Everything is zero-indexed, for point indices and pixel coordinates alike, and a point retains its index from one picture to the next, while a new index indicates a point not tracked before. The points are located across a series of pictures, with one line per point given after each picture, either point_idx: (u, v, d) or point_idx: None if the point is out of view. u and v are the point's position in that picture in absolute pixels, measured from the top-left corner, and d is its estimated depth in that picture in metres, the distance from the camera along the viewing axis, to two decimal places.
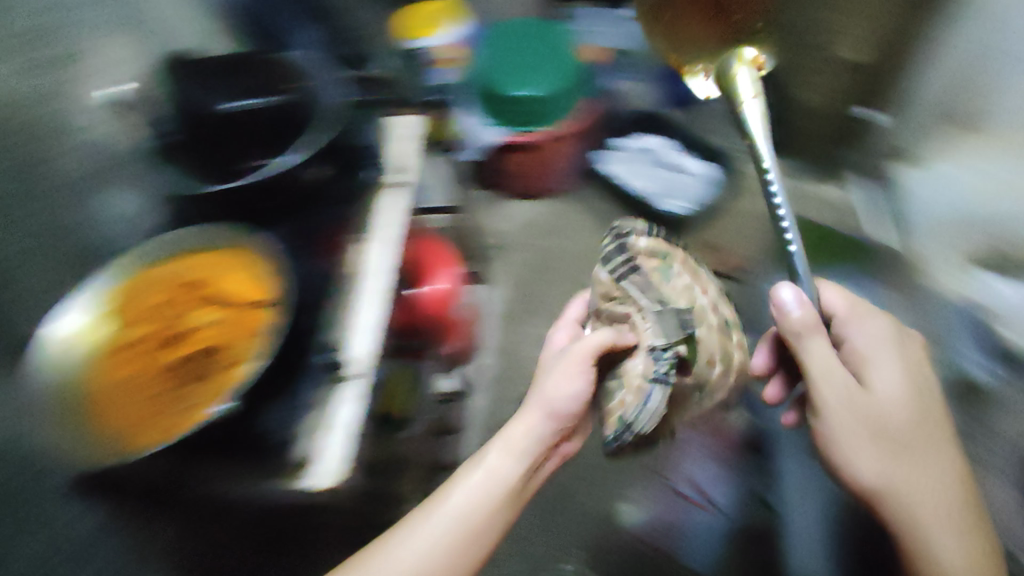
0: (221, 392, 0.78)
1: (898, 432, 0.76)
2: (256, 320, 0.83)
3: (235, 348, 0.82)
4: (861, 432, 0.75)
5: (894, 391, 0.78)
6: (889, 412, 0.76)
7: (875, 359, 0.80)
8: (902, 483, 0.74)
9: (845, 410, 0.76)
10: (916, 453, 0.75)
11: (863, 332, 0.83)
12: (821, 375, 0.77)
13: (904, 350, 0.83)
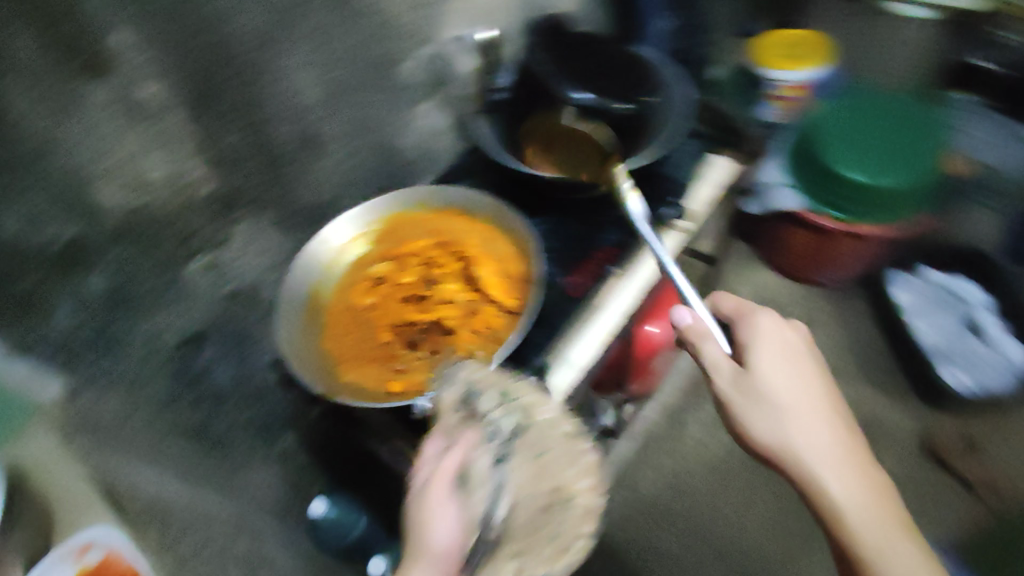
0: (456, 354, 0.82)
1: (792, 378, 0.84)
2: (515, 287, 0.87)
3: (480, 313, 0.86)
4: (766, 418, 0.82)
5: (823, 420, 0.83)
6: (805, 433, 0.82)
7: (784, 358, 0.85)
8: (843, 500, 0.80)
9: (762, 419, 0.82)
10: (796, 374, 0.84)
11: (755, 333, 0.87)
12: (732, 391, 0.84)
13: (811, 352, 0.89)
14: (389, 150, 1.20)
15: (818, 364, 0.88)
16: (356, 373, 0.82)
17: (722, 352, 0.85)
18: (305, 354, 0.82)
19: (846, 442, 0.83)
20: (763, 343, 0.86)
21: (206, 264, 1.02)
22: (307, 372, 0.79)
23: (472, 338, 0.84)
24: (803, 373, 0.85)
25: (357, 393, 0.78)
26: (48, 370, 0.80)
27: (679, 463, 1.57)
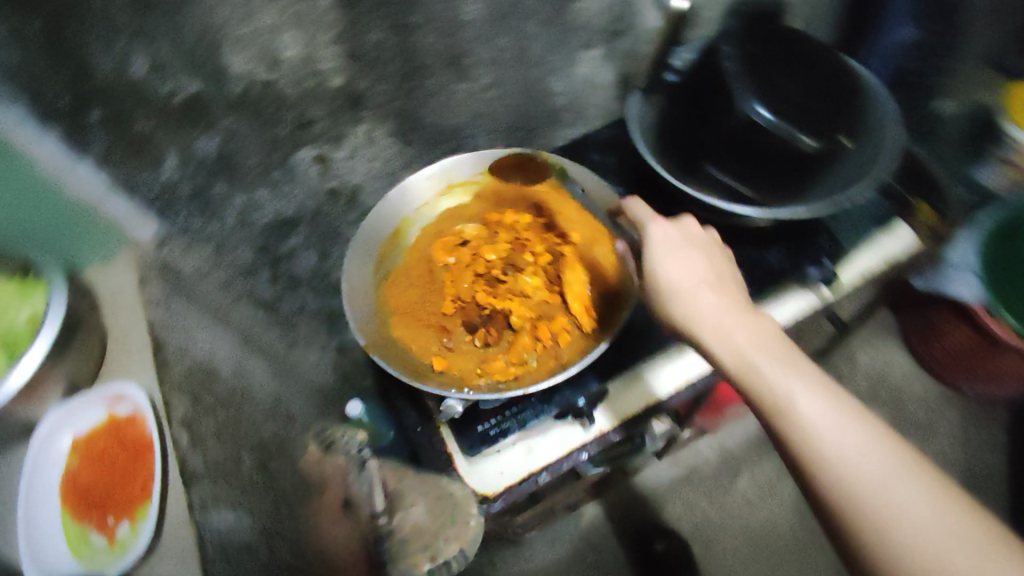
0: (510, 357, 0.75)
1: (709, 288, 0.66)
2: (597, 304, 0.78)
3: (552, 320, 0.78)
4: (696, 317, 0.64)
5: (758, 342, 0.61)
6: (749, 347, 0.61)
7: (683, 247, 0.69)
8: (749, 356, 0.60)
9: (690, 315, 0.64)
10: (716, 287, 0.66)
11: (678, 229, 0.70)
12: (670, 289, 0.66)
13: (721, 258, 0.70)
14: (532, 93, 1.09)
15: (723, 282, 0.67)
16: (406, 336, 0.77)
17: (665, 253, 0.68)
18: (365, 291, 0.79)
19: (856, 413, 0.55)
20: (688, 246, 0.69)
21: (315, 156, 0.97)
22: (362, 315, 0.76)
23: (532, 346, 0.76)
24: (729, 296, 0.66)
25: (396, 357, 0.74)
26: (144, 211, 0.85)
27: (714, 511, 1.42)
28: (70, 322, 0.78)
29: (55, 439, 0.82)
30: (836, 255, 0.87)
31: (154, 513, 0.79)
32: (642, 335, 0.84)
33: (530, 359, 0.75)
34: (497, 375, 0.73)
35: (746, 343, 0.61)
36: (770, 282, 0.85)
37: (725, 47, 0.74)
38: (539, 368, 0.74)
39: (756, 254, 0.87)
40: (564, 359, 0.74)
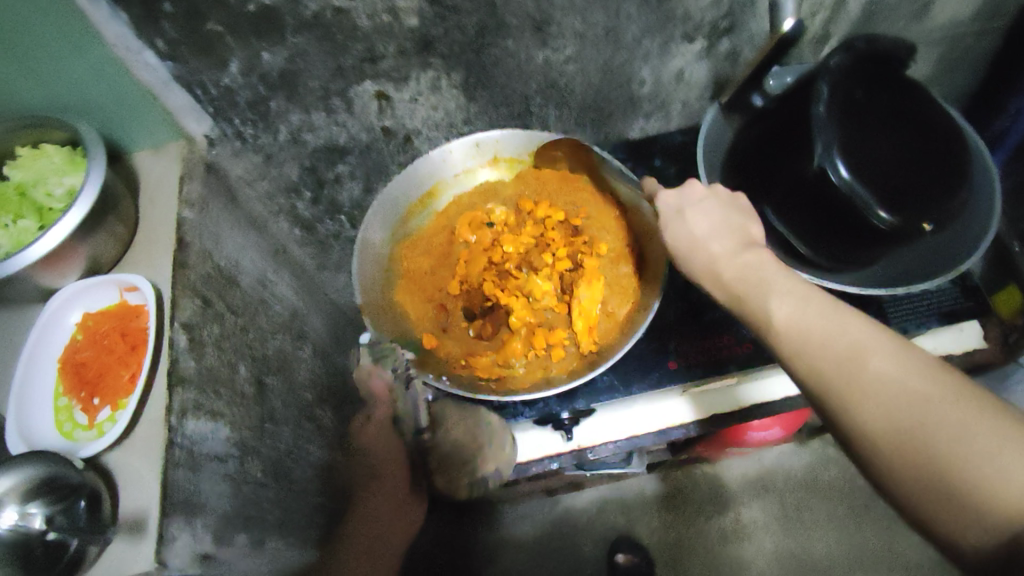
0: (498, 356, 0.80)
1: (714, 234, 0.67)
2: (596, 328, 0.80)
3: (549, 329, 0.81)
4: (697, 263, 0.67)
5: (759, 270, 0.62)
6: (739, 279, 0.63)
7: (693, 206, 0.70)
8: (799, 319, 0.57)
9: (689, 260, 0.68)
10: (723, 231, 0.67)
11: (679, 195, 0.72)
12: (677, 245, 0.69)
13: (739, 208, 0.71)
14: (617, 75, 1.00)
15: (744, 230, 0.68)
16: (412, 308, 0.87)
17: (666, 219, 0.71)
18: (383, 258, 0.88)
19: (863, 324, 0.54)
20: (703, 203, 0.70)
21: (375, 92, 0.93)
22: (371, 278, 0.86)
23: (520, 351, 0.80)
24: (739, 240, 0.67)
25: (391, 329, 0.83)
26: (203, 109, 0.88)
27: (688, 535, 1.38)
28: (102, 199, 0.74)
29: (65, 312, 0.75)
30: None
31: (135, 405, 0.69)
32: (646, 366, 0.82)
33: (516, 364, 0.80)
34: (480, 370, 0.80)
35: (740, 274, 0.63)
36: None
37: (821, 85, 0.65)
38: (521, 375, 0.79)
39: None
40: (548, 372, 0.79)
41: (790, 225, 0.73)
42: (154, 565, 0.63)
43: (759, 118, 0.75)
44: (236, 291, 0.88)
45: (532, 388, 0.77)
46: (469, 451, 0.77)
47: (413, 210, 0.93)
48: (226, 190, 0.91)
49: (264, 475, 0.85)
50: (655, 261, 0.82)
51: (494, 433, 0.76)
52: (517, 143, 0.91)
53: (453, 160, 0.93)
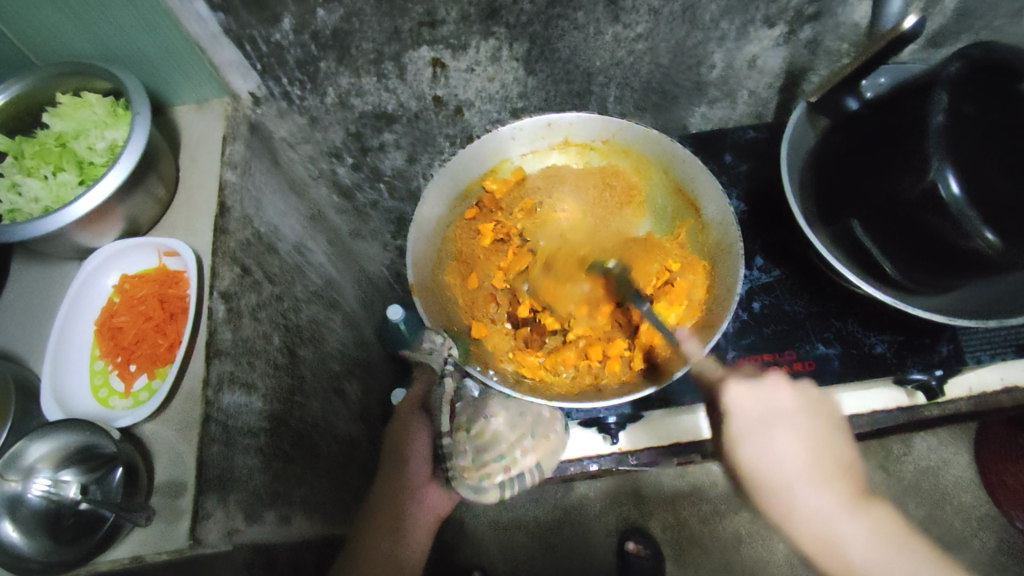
0: (547, 359, 0.79)
1: (814, 484, 0.62)
2: (656, 344, 0.75)
3: (606, 340, 0.78)
4: (801, 514, 0.61)
5: (875, 548, 0.61)
6: (854, 554, 0.61)
7: (773, 427, 0.63)
8: (862, 555, 0.61)
9: (789, 511, 0.62)
10: (823, 475, 0.63)
11: (760, 407, 0.64)
12: (768, 483, 0.62)
13: (826, 426, 0.66)
14: (687, 58, 0.93)
15: (840, 462, 0.65)
16: (465, 294, 0.84)
17: (744, 438, 0.63)
18: (437, 236, 0.85)
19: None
20: (793, 422, 0.64)
21: (431, 59, 0.87)
22: (425, 254, 0.82)
23: (571, 359, 0.78)
24: (838, 485, 0.63)
25: (441, 312, 0.80)
26: (250, 66, 0.82)
27: (701, 530, 1.35)
28: (144, 158, 0.71)
29: (102, 274, 0.73)
30: (955, 367, 0.76)
31: (174, 377, 0.67)
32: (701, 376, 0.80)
33: (564, 371, 0.78)
34: (525, 370, 0.78)
35: (853, 555, 0.61)
36: (860, 368, 0.78)
37: (939, 91, 0.59)
38: (567, 382, 0.77)
39: (861, 333, 0.80)
40: (598, 382, 0.76)
41: (879, 244, 0.67)
42: (189, 542, 0.61)
43: (857, 122, 0.70)
44: (274, 258, 0.84)
45: (578, 395, 0.74)
46: (507, 440, 0.80)
47: (475, 188, 0.89)
48: (268, 152, 0.88)
49: (292, 448, 0.83)
50: (727, 270, 0.76)
51: (541, 431, 0.81)
52: (591, 129, 0.86)
53: (520, 140, 0.88)
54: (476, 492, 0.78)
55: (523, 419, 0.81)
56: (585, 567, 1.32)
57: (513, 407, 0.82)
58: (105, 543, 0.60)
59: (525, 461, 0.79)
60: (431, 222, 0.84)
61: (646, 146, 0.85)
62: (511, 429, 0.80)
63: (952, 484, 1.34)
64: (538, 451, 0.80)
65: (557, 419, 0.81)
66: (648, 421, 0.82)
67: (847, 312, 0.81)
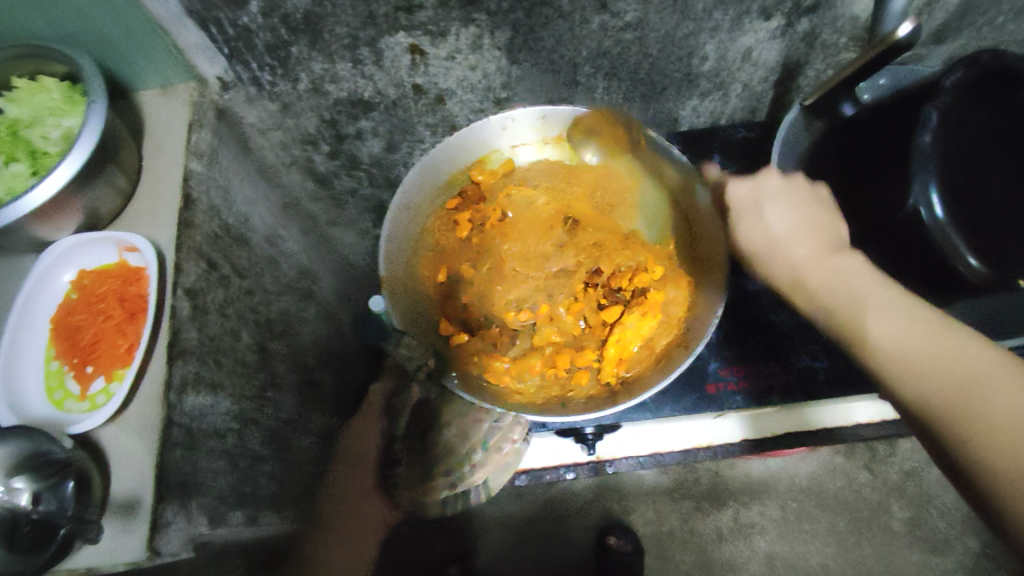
0: (513, 366, 0.77)
1: (802, 241, 0.63)
2: (627, 356, 0.76)
3: (575, 350, 0.78)
4: (782, 262, 0.64)
5: (850, 286, 0.59)
6: (829, 294, 0.60)
7: (768, 204, 0.66)
8: (839, 303, 0.59)
9: (771, 260, 0.65)
10: (810, 233, 0.64)
11: (752, 188, 0.68)
12: (754, 245, 0.66)
13: (820, 205, 0.66)
14: (678, 49, 0.89)
15: (832, 224, 0.65)
16: (436, 289, 0.83)
17: (740, 216, 0.68)
18: (416, 228, 0.82)
19: (946, 338, 0.52)
20: (776, 197, 0.66)
21: (410, 46, 0.82)
22: (405, 242, 0.80)
23: (537, 367, 0.77)
24: (821, 240, 0.63)
25: (409, 309, 0.78)
26: (217, 50, 0.78)
27: (682, 525, 1.35)
28: (102, 148, 0.67)
29: (58, 269, 0.69)
30: None
31: (134, 380, 0.64)
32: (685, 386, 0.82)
33: (530, 380, 0.76)
34: (490, 374, 0.76)
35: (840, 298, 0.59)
36: (846, 383, 0.82)
37: (929, 107, 0.56)
38: (533, 392, 0.75)
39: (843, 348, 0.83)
40: (564, 395, 0.75)
41: (867, 258, 0.67)
42: (147, 553, 0.59)
43: (854, 129, 0.68)
44: (243, 251, 0.81)
45: (544, 408, 0.73)
46: (459, 455, 0.84)
47: (461, 177, 0.86)
48: (236, 139, 0.84)
49: (262, 446, 0.80)
50: (711, 291, 0.74)
51: (494, 446, 0.82)
52: (589, 123, 0.82)
53: (514, 130, 0.85)
54: (420, 500, 0.84)
55: (478, 430, 0.84)
56: (563, 560, 1.32)
57: (470, 417, 0.85)
58: (61, 552, 0.58)
59: (473, 477, 0.82)
60: (408, 210, 0.80)
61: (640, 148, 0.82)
62: (464, 442, 0.84)
63: (932, 484, 1.34)
64: (488, 468, 0.82)
65: (516, 432, 0.82)
66: (630, 430, 0.82)
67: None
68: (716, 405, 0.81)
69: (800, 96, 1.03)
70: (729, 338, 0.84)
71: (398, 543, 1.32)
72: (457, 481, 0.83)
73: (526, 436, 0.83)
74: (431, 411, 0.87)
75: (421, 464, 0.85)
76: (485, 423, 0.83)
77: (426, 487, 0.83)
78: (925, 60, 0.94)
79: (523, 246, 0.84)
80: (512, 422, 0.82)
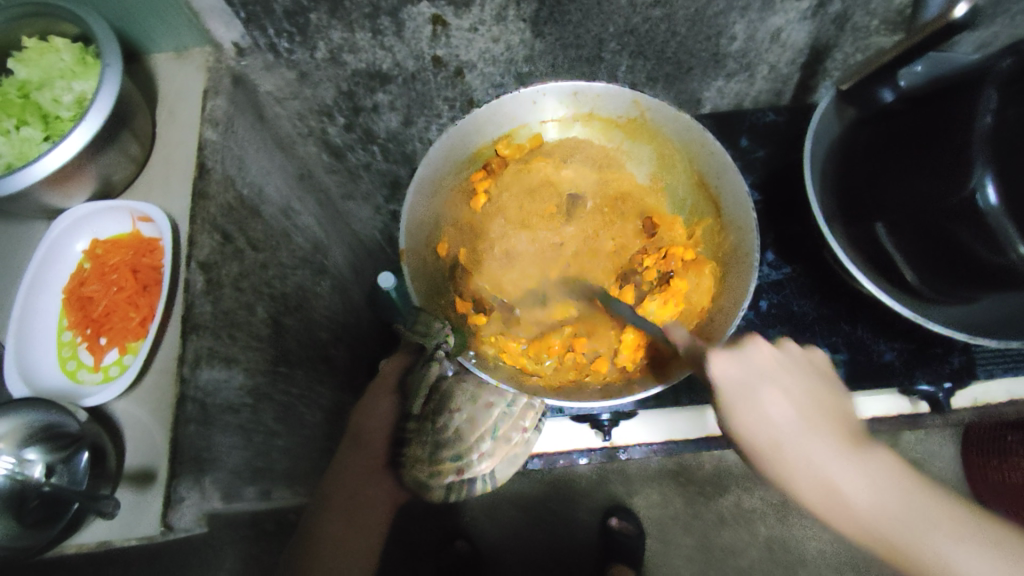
0: (531, 346, 0.76)
1: (817, 437, 0.57)
2: (644, 344, 0.74)
3: (593, 333, 0.77)
4: (800, 483, 0.56)
5: (892, 493, 0.57)
6: (879, 521, 0.56)
7: (759, 385, 0.56)
8: (885, 521, 0.56)
9: (794, 468, 0.56)
10: (822, 432, 0.58)
11: (742, 366, 0.57)
12: (758, 445, 0.56)
13: (806, 372, 0.60)
14: (707, 28, 0.86)
15: (824, 409, 0.59)
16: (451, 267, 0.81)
17: (737, 402, 0.56)
18: (439, 201, 0.81)
19: (971, 537, 0.56)
20: (773, 376, 0.57)
21: (432, 16, 0.79)
22: (428, 213, 0.79)
23: (556, 349, 0.76)
24: (835, 432, 0.58)
25: (428, 281, 0.77)
26: (234, 13, 0.74)
27: (686, 509, 1.35)
28: (115, 114, 0.65)
29: (70, 238, 0.68)
30: (964, 379, 0.80)
31: (148, 354, 0.63)
32: (705, 376, 0.81)
33: (545, 362, 0.76)
34: (506, 356, 0.76)
35: (825, 483, 0.56)
36: (867, 375, 0.81)
37: (989, 89, 0.55)
38: (550, 376, 0.76)
39: (870, 340, 0.83)
40: (580, 381, 0.75)
41: (904, 252, 0.66)
42: (161, 528, 0.59)
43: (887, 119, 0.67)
44: (258, 223, 0.79)
45: (560, 393, 0.73)
46: (467, 441, 0.82)
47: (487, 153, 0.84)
48: (252, 107, 0.81)
49: (276, 422, 0.79)
50: (737, 282, 0.73)
51: (504, 434, 0.81)
52: (620, 103, 0.81)
53: (543, 106, 0.83)
54: (425, 484, 0.81)
55: (488, 416, 0.83)
56: (566, 540, 1.33)
57: (480, 402, 0.84)
58: (70, 529, 0.58)
59: (480, 467, 0.81)
60: (433, 183, 0.79)
61: (675, 132, 0.80)
62: (473, 428, 0.82)
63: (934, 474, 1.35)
64: (496, 457, 0.81)
65: (527, 420, 0.81)
66: (645, 414, 0.82)
67: (859, 316, 0.84)
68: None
69: (828, 79, 1.00)
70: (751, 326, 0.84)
71: (402, 517, 1.34)
72: (465, 468, 0.81)
73: (536, 424, 0.82)
74: (440, 391, 0.84)
75: (430, 447, 0.82)
76: (496, 409, 0.83)
77: (433, 471, 0.81)
78: (960, 47, 0.91)
79: (547, 230, 0.83)
80: (524, 409, 0.82)
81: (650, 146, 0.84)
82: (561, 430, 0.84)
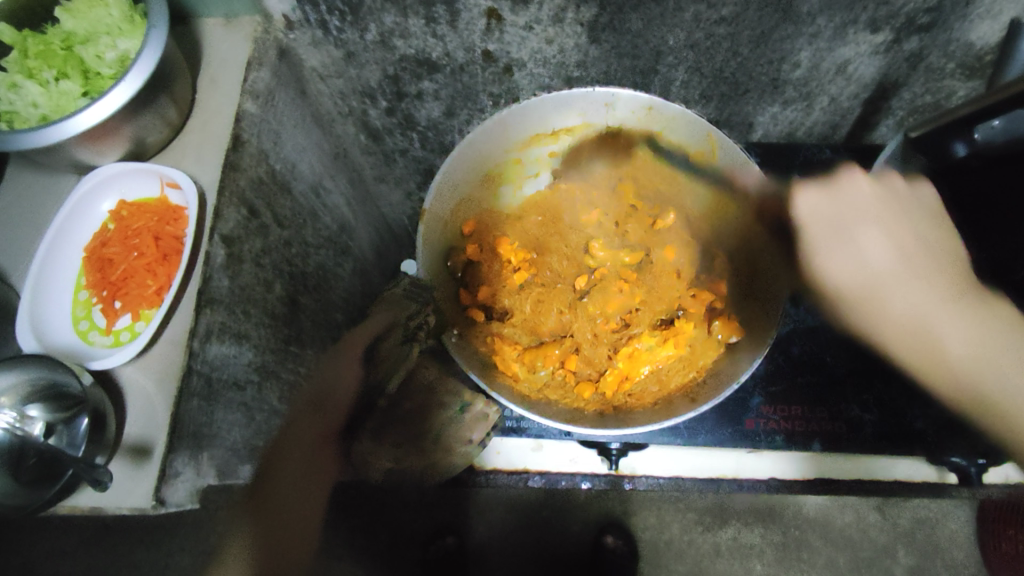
0: (525, 355, 0.76)
1: (920, 283, 0.61)
2: (633, 378, 0.74)
3: (588, 357, 0.77)
4: (907, 314, 0.61)
5: (930, 290, 0.61)
6: (910, 333, 0.61)
7: (855, 225, 0.64)
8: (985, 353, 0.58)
9: (888, 313, 0.61)
10: (926, 283, 0.61)
11: (833, 205, 0.65)
12: (843, 285, 0.63)
13: (911, 205, 0.65)
14: (771, 51, 0.82)
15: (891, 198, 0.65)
16: (467, 239, 0.83)
17: (819, 242, 0.64)
18: (478, 170, 0.82)
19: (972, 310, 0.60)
20: (865, 212, 0.64)
21: (488, 10, 0.76)
22: (465, 182, 0.81)
23: (552, 359, 0.76)
24: (929, 265, 0.62)
25: (440, 243, 0.77)
26: None
27: (682, 536, 1.32)
28: (156, 75, 0.64)
29: (97, 197, 0.67)
30: (998, 455, 0.77)
31: (160, 323, 0.62)
32: (724, 416, 0.79)
33: (539, 370, 0.75)
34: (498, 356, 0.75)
35: (864, 270, 0.63)
36: (894, 441, 0.78)
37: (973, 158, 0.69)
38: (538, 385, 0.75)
39: (904, 405, 0.79)
40: (563, 400, 0.73)
41: None
42: (152, 502, 0.58)
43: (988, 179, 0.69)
44: (287, 199, 0.78)
45: (530, 398, 0.71)
46: (426, 428, 0.79)
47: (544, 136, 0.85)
48: (295, 82, 0.80)
49: (281, 401, 0.79)
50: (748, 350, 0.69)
51: (453, 438, 0.79)
52: (695, 131, 0.78)
53: (615, 111, 0.80)
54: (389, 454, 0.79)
55: (444, 412, 0.79)
56: (557, 552, 1.30)
57: (438, 394, 0.80)
58: (64, 493, 0.57)
59: (435, 459, 0.79)
60: (479, 151, 0.80)
61: (740, 179, 0.76)
62: (432, 420, 0.79)
63: (944, 536, 1.30)
64: (452, 453, 0.79)
65: (476, 432, 0.79)
66: (658, 447, 0.81)
67: (899, 378, 0.80)
68: (751, 439, 0.78)
69: (890, 118, 0.96)
70: (780, 373, 0.81)
71: (393, 504, 1.32)
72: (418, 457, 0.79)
73: (484, 437, 0.80)
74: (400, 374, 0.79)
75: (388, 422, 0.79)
76: (452, 407, 0.80)
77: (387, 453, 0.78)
78: None
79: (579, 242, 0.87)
80: (474, 420, 0.79)
81: (707, 190, 0.83)
82: (569, 452, 0.82)
